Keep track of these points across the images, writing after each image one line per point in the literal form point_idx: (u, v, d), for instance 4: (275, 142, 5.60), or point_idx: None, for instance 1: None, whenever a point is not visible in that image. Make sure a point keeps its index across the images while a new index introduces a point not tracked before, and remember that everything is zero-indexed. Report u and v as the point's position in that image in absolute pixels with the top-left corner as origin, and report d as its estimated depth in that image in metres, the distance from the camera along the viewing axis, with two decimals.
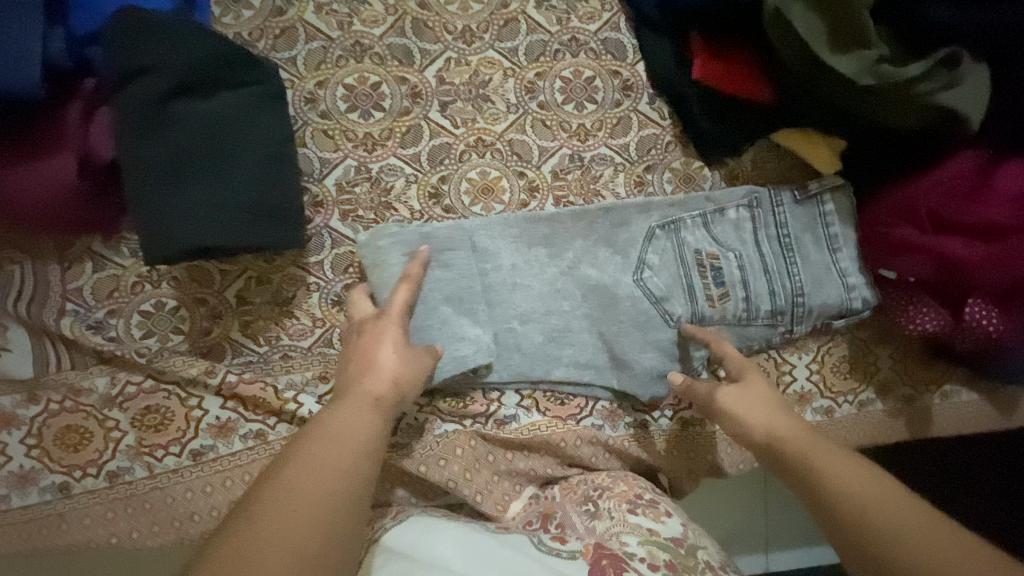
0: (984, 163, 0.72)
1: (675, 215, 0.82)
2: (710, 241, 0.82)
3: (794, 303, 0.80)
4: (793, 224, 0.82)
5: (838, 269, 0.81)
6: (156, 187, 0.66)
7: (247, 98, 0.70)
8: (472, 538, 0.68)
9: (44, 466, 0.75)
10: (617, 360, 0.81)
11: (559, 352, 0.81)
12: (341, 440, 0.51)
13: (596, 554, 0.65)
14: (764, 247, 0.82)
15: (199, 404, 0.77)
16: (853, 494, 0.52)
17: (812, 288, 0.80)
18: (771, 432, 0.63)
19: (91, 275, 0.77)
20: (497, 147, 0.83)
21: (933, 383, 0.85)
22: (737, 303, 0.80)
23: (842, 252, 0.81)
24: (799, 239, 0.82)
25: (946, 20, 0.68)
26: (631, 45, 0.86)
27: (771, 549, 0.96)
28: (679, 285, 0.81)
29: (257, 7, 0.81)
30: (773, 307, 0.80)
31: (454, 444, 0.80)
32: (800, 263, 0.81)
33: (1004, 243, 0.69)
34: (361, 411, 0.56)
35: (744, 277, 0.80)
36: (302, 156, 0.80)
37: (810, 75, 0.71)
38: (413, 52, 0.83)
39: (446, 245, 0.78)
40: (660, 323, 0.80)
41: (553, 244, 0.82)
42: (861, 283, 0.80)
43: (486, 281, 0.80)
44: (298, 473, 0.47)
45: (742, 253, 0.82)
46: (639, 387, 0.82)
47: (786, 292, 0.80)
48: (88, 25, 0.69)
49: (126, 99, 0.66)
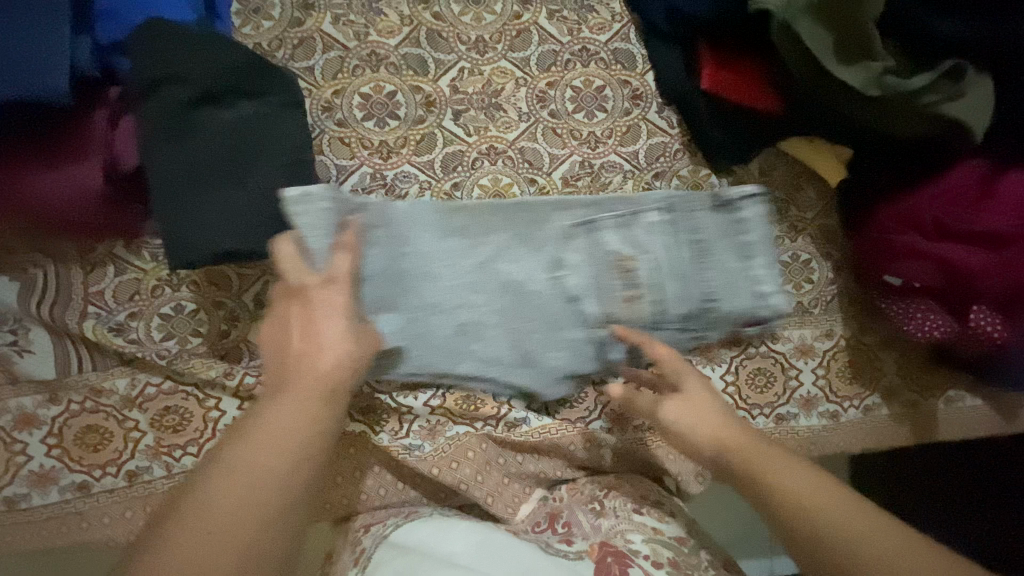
0: (988, 172, 0.74)
1: (592, 215, 0.79)
2: (627, 243, 0.78)
3: (705, 310, 0.78)
4: (713, 228, 0.79)
5: (753, 276, 0.79)
6: (178, 193, 0.68)
7: (266, 106, 0.72)
8: (482, 534, 0.70)
9: (64, 465, 0.76)
10: (528, 358, 0.79)
11: (468, 351, 0.78)
12: (269, 442, 0.47)
13: (602, 552, 0.68)
14: (683, 250, 0.78)
15: (216, 405, 0.79)
16: (807, 509, 0.51)
17: (723, 294, 0.78)
18: (720, 442, 0.60)
19: (113, 278, 0.79)
20: (508, 154, 0.85)
21: (937, 388, 0.86)
22: (649, 306, 0.78)
23: (758, 259, 0.79)
24: (717, 245, 0.79)
25: (948, 33, 0.69)
26: (641, 56, 0.88)
27: (774, 552, 0.97)
28: (592, 286, 0.78)
29: (276, 18, 0.83)
30: (684, 312, 0.78)
31: (467, 445, 0.81)
32: (714, 269, 0.78)
33: (1007, 251, 0.71)
34: (297, 407, 0.49)
35: (658, 282, 0.78)
36: (319, 163, 0.82)
37: (818, 86, 0.72)
38: (427, 62, 0.85)
39: (372, 224, 0.75)
40: (570, 324, 0.78)
41: (466, 245, 0.78)
42: (775, 291, 0.79)
43: (397, 267, 0.76)
44: (220, 493, 0.44)
45: (660, 257, 0.78)
46: (544, 387, 0.81)
47: (698, 296, 0.78)
48: (113, 35, 0.71)
49: (152, 107, 0.68)
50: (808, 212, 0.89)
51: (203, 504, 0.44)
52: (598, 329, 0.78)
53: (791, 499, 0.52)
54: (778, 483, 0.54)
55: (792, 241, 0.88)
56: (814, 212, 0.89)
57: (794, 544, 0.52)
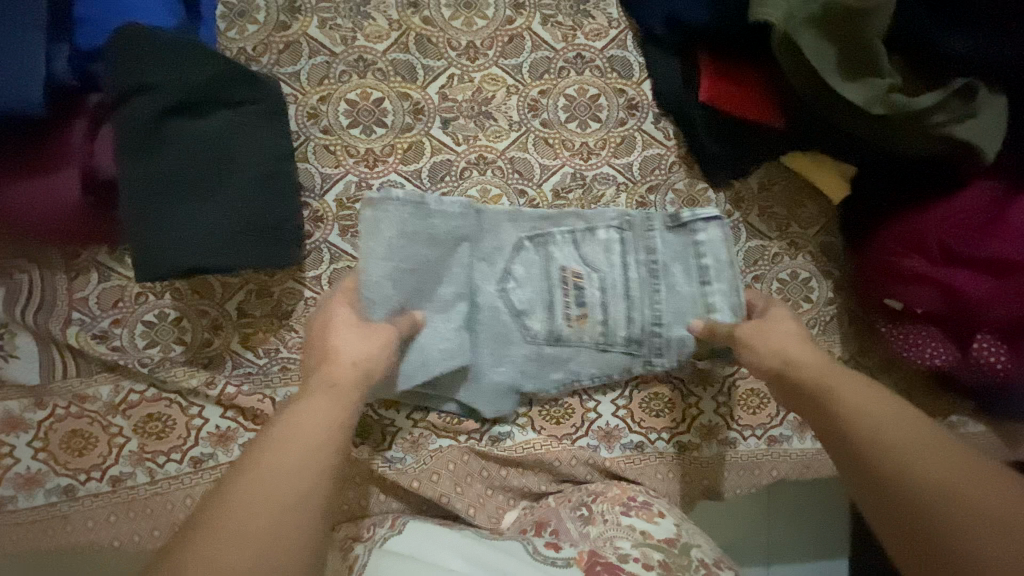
0: (1000, 194, 0.69)
1: (545, 229, 0.80)
2: (578, 259, 0.80)
3: (651, 333, 0.79)
4: (663, 250, 0.80)
5: (705, 302, 0.78)
6: (154, 206, 0.67)
7: (243, 115, 0.71)
8: (465, 540, 0.70)
9: (51, 469, 0.76)
10: (473, 370, 0.78)
11: (421, 341, 0.73)
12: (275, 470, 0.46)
13: (590, 561, 0.65)
14: (631, 271, 0.79)
15: (199, 413, 0.78)
16: (889, 447, 0.48)
17: (671, 319, 0.79)
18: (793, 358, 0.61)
19: (96, 284, 0.79)
20: (498, 164, 0.83)
21: (938, 413, 0.83)
22: (594, 326, 0.79)
23: (712, 285, 0.78)
24: (667, 267, 0.79)
25: (957, 50, 0.66)
26: (638, 64, 0.85)
27: (771, 561, 0.92)
28: (541, 301, 0.79)
29: (261, 22, 0.81)
30: (629, 334, 0.79)
31: (451, 459, 0.80)
32: (664, 293, 0.79)
33: (1016, 279, 0.67)
34: (323, 404, 0.52)
35: (604, 300, 0.79)
36: (303, 171, 0.80)
37: (818, 102, 0.69)
38: (416, 68, 0.82)
39: (423, 225, 0.72)
40: (517, 337, 0.79)
41: (442, 244, 0.74)
42: (727, 317, 0.77)
43: (410, 269, 0.72)
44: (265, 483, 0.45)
45: (608, 275, 0.79)
46: (486, 403, 0.80)
47: (644, 320, 0.79)
48: (92, 42, 0.70)
49: (127, 116, 0.66)
50: (808, 229, 0.85)
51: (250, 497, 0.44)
52: (544, 344, 0.80)
53: (866, 427, 0.50)
54: (861, 427, 0.51)
55: (791, 258, 0.85)
56: (815, 229, 0.85)
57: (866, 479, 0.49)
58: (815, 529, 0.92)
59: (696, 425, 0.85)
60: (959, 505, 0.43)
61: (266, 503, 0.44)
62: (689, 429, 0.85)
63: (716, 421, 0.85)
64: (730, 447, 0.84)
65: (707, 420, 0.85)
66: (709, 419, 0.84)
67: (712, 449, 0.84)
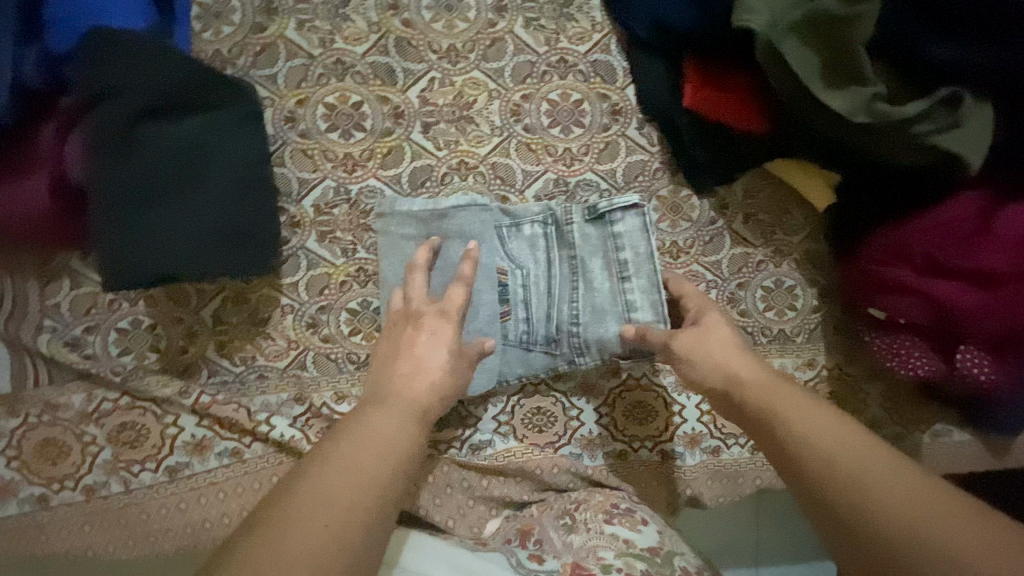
0: (988, 204, 0.68)
1: None
2: (503, 255, 0.77)
3: (570, 331, 0.76)
4: (583, 246, 0.77)
5: (625, 300, 0.74)
6: (122, 214, 0.65)
7: (217, 120, 0.69)
8: (452, 553, 0.69)
9: (23, 477, 0.75)
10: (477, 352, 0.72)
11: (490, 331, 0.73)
12: (344, 474, 0.47)
13: None
14: (554, 267, 0.77)
15: (174, 422, 0.77)
16: (842, 474, 0.47)
17: (589, 319, 0.75)
18: (772, 371, 0.60)
19: (69, 291, 0.78)
20: (480, 170, 0.81)
21: (922, 422, 0.82)
22: (515, 324, 0.76)
23: (632, 281, 0.74)
24: (587, 263, 0.77)
25: (941, 58, 0.66)
26: (622, 68, 0.83)
27: (759, 563, 0.91)
28: None
29: (237, 23, 0.80)
30: (548, 333, 0.76)
31: (429, 468, 0.79)
32: (583, 290, 0.76)
33: (1002, 289, 0.66)
34: (406, 420, 0.55)
35: (526, 297, 0.77)
36: (280, 176, 0.79)
37: (802, 110, 0.68)
38: (395, 71, 0.81)
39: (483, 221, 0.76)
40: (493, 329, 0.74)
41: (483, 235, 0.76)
42: (647, 317, 0.73)
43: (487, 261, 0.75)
44: (336, 478, 0.47)
45: (532, 271, 0.78)
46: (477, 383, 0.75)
47: (562, 317, 0.76)
48: (65, 45, 0.68)
49: (94, 121, 0.65)
50: (794, 236, 0.84)
51: (312, 490, 0.46)
52: None
53: (816, 453, 0.50)
54: (818, 453, 0.50)
55: (776, 266, 0.84)
56: (800, 236, 0.84)
57: (828, 509, 0.47)
58: (803, 532, 0.92)
59: (679, 433, 0.84)
60: (913, 525, 0.42)
61: (332, 499, 0.45)
62: (672, 438, 0.84)
63: (700, 429, 0.84)
64: (713, 456, 0.84)
65: (690, 428, 0.84)
66: (692, 428, 0.84)
67: (695, 458, 0.83)
